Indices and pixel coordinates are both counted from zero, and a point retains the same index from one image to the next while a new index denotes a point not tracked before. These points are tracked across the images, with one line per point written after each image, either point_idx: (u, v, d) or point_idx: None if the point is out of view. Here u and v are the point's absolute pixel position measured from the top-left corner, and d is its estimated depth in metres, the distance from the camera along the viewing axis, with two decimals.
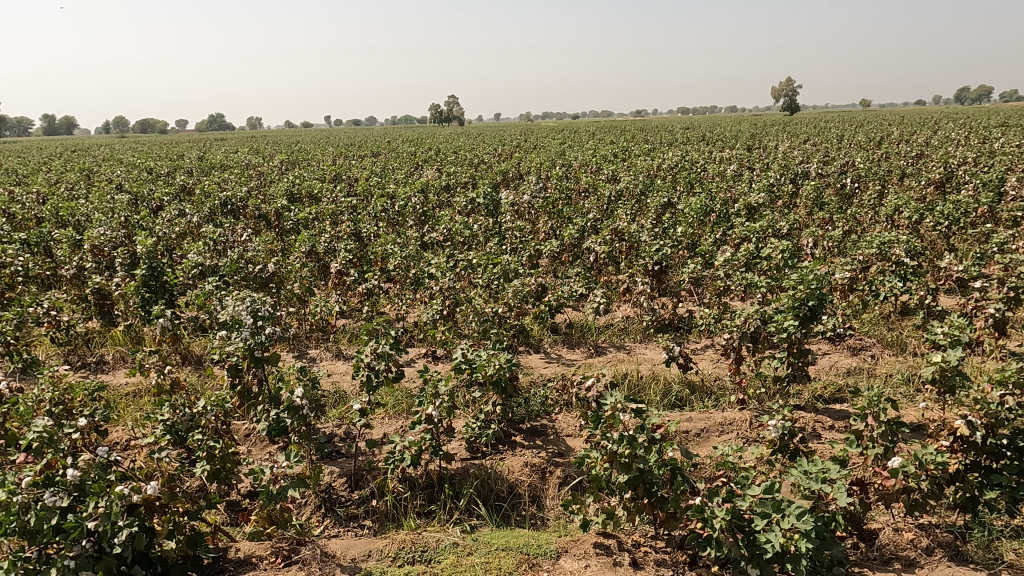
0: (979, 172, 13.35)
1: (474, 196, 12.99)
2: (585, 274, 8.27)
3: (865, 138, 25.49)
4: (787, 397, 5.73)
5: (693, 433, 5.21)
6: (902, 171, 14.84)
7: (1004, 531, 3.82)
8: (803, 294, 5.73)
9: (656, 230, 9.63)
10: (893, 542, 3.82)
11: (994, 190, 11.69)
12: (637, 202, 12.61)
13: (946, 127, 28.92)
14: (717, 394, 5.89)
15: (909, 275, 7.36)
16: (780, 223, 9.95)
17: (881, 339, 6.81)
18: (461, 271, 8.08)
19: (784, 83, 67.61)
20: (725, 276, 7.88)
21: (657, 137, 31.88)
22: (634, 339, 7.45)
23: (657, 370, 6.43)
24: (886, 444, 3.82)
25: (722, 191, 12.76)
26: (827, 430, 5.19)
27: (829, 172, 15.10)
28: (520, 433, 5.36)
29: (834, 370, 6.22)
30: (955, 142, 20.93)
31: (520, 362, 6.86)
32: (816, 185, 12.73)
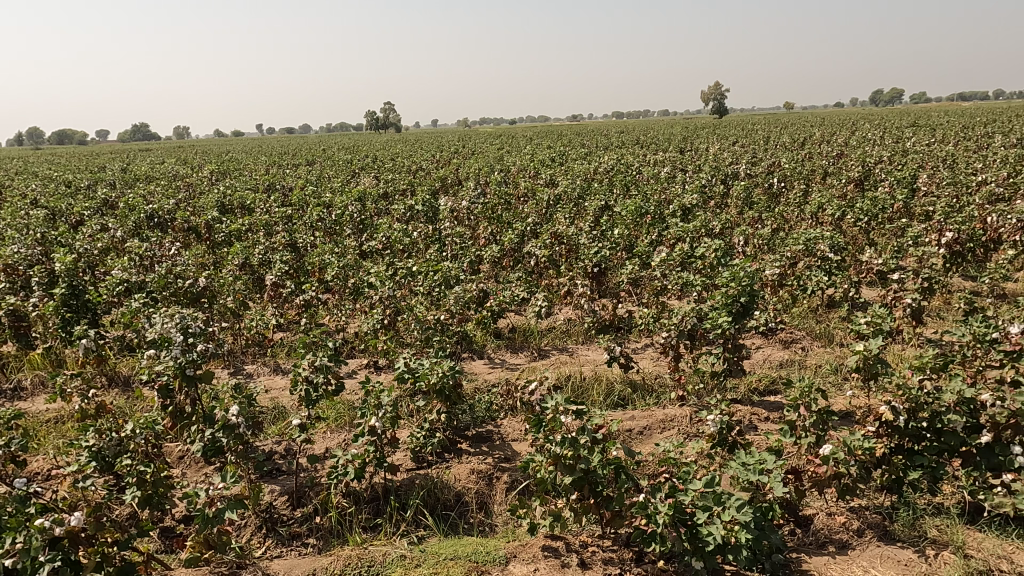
0: (894, 170, 14.14)
1: (413, 203, 12.88)
2: (526, 278, 8.32)
3: (790, 139, 26.60)
4: (725, 391, 5.89)
5: (636, 431, 5.30)
6: (824, 171, 15.55)
7: (928, 508, 4.03)
8: (736, 291, 5.94)
9: (594, 232, 9.77)
10: (827, 527, 3.98)
11: (907, 187, 12.39)
12: (574, 206, 12.77)
13: (864, 128, 30.50)
14: (658, 392, 6.01)
15: (834, 269, 7.72)
16: (713, 223, 10.27)
17: (810, 331, 7.10)
18: (402, 279, 7.99)
19: (714, 87, 69.83)
20: (662, 276, 8.07)
21: (593, 141, 32.34)
22: (577, 342, 7.53)
23: (600, 370, 6.52)
24: (817, 433, 3.98)
25: (657, 193, 13.06)
26: (763, 421, 5.37)
27: (757, 172, 15.69)
28: (466, 440, 5.33)
29: (768, 363, 6.44)
30: (872, 142, 22.10)
31: (465, 368, 6.83)
32: (745, 185, 13.20)
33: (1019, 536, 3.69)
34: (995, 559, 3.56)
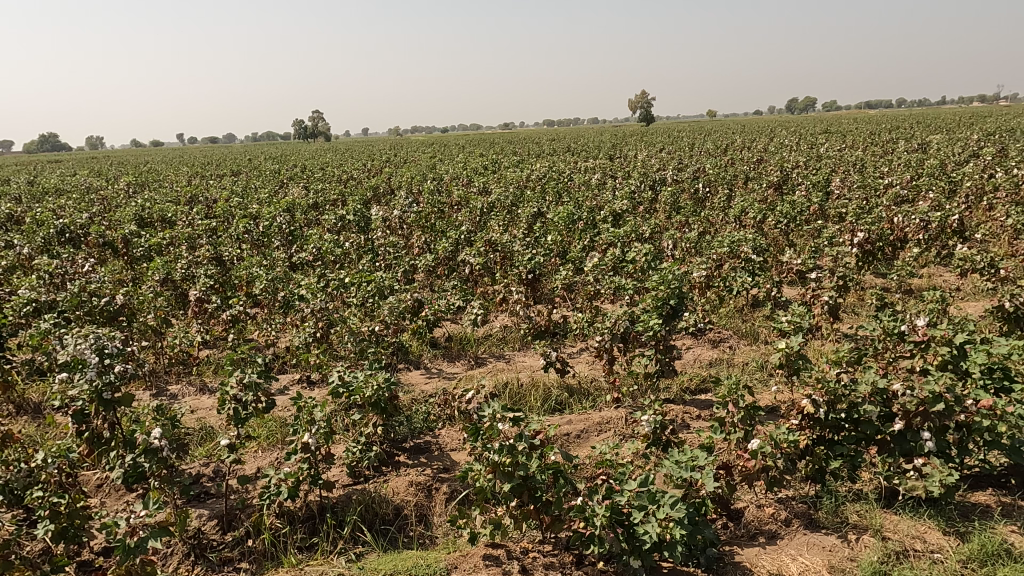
0: (809, 174, 14.88)
1: (344, 212, 12.65)
2: (461, 286, 8.30)
3: (713, 145, 27.59)
4: (658, 392, 6.04)
5: (573, 435, 5.36)
6: (745, 176, 16.19)
7: (848, 495, 4.25)
8: (665, 294, 6.11)
9: (528, 239, 9.84)
10: (757, 519, 4.13)
11: (821, 190, 13.06)
12: (508, 213, 12.84)
13: (782, 134, 31.95)
14: (594, 395, 6.10)
15: (756, 270, 8.05)
16: (642, 227, 10.53)
17: (737, 330, 7.37)
18: (334, 290, 7.82)
19: (640, 96, 71.75)
20: (595, 280, 8.20)
21: (525, 148, 32.63)
22: (513, 348, 7.56)
23: (537, 376, 6.57)
24: (745, 428, 4.13)
25: (588, 199, 13.29)
26: (695, 419, 5.52)
27: (683, 178, 16.18)
28: (404, 452, 5.26)
29: (698, 362, 6.64)
30: (789, 147, 23.19)
31: (401, 379, 6.74)
32: (672, 191, 13.59)
33: (930, 516, 3.94)
34: (909, 540, 3.78)
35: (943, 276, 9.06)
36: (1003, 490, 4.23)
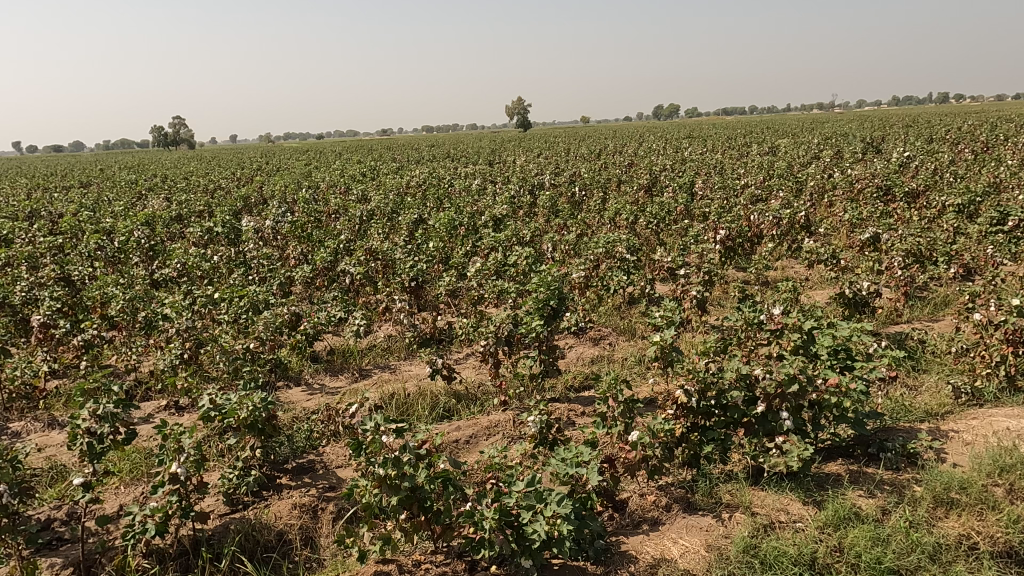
0: (675, 177, 15.79)
1: (211, 224, 11.90)
2: (342, 297, 8.05)
3: (588, 150, 28.59)
4: (543, 392, 6.16)
5: (462, 441, 5.34)
6: (618, 179, 16.91)
7: (721, 476, 4.54)
8: (545, 295, 6.25)
9: (409, 247, 9.72)
10: (640, 507, 4.31)
11: (687, 192, 13.91)
12: (388, 221, 12.62)
13: (649, 140, 33.75)
14: (482, 400, 6.12)
15: (631, 269, 8.41)
16: (523, 231, 10.71)
17: (616, 327, 7.67)
18: (202, 308, 7.32)
19: (517, 102, 73.25)
20: (478, 285, 8.24)
21: (404, 155, 32.31)
22: (399, 358, 7.42)
23: (423, 384, 6.49)
24: (625, 421, 4.30)
25: (469, 204, 13.35)
26: (579, 416, 5.69)
27: (560, 183, 16.67)
28: (286, 474, 5.01)
29: (580, 360, 6.84)
30: (657, 152, 24.54)
31: (280, 398, 6.42)
32: (551, 195, 13.95)
33: (792, 489, 4.28)
34: (775, 513, 4.08)
35: (795, 268, 9.92)
36: (851, 459, 4.69)
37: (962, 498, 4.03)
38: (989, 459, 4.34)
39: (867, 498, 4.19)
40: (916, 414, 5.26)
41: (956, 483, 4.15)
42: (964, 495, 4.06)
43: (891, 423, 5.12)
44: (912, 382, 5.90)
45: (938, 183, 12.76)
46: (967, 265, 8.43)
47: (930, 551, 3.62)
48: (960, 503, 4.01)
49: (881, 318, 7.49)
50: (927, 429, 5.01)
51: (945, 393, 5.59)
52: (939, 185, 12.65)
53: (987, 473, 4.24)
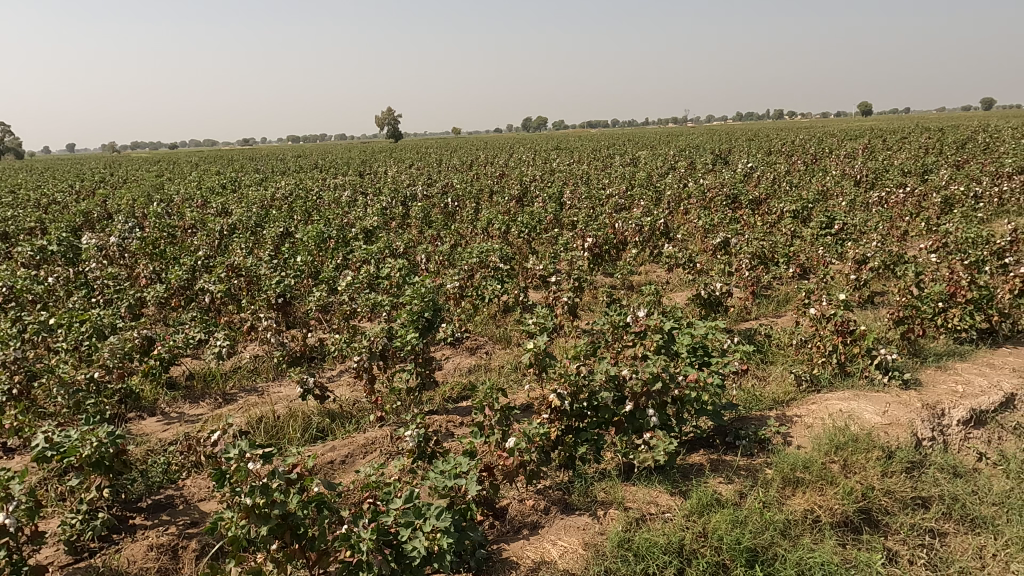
0: (544, 188, 16.27)
1: (44, 242, 10.68)
2: (201, 317, 7.52)
3: (460, 161, 28.76)
4: (420, 405, 6.09)
5: (338, 461, 5.15)
6: (490, 189, 17.14)
7: (595, 475, 4.70)
8: (419, 307, 6.19)
9: (275, 262, 9.27)
10: (520, 513, 4.36)
11: (556, 201, 14.37)
12: (252, 235, 11.96)
13: (518, 151, 34.58)
14: (357, 417, 5.95)
15: (505, 278, 8.55)
16: (396, 243, 10.57)
17: (491, 336, 7.74)
18: (36, 336, 6.54)
19: (387, 112, 72.41)
20: (350, 299, 8.01)
21: (268, 166, 30.84)
22: (266, 380, 7.05)
23: (294, 405, 6.19)
24: (503, 428, 4.36)
25: (339, 216, 12.96)
26: (457, 427, 5.68)
27: (433, 194, 16.61)
28: (141, 513, 4.59)
29: (457, 371, 6.84)
30: (527, 163, 25.16)
31: (132, 430, 5.88)
32: (423, 206, 13.87)
33: (660, 482, 4.51)
34: (645, 506, 4.29)
35: (657, 272, 10.53)
36: (711, 449, 5.02)
37: (806, 476, 4.46)
38: (826, 439, 4.84)
39: (727, 484, 4.51)
40: (765, 403, 5.75)
41: (800, 463, 4.57)
42: (807, 474, 4.49)
43: (745, 413, 5.56)
44: (761, 373, 6.45)
45: (776, 191, 14.07)
46: (803, 265, 9.36)
47: (781, 527, 3.98)
48: (804, 481, 4.43)
49: (733, 316, 8.13)
50: (775, 416, 5.49)
51: (789, 381, 6.16)
52: (778, 193, 13.96)
53: (825, 451, 4.72)
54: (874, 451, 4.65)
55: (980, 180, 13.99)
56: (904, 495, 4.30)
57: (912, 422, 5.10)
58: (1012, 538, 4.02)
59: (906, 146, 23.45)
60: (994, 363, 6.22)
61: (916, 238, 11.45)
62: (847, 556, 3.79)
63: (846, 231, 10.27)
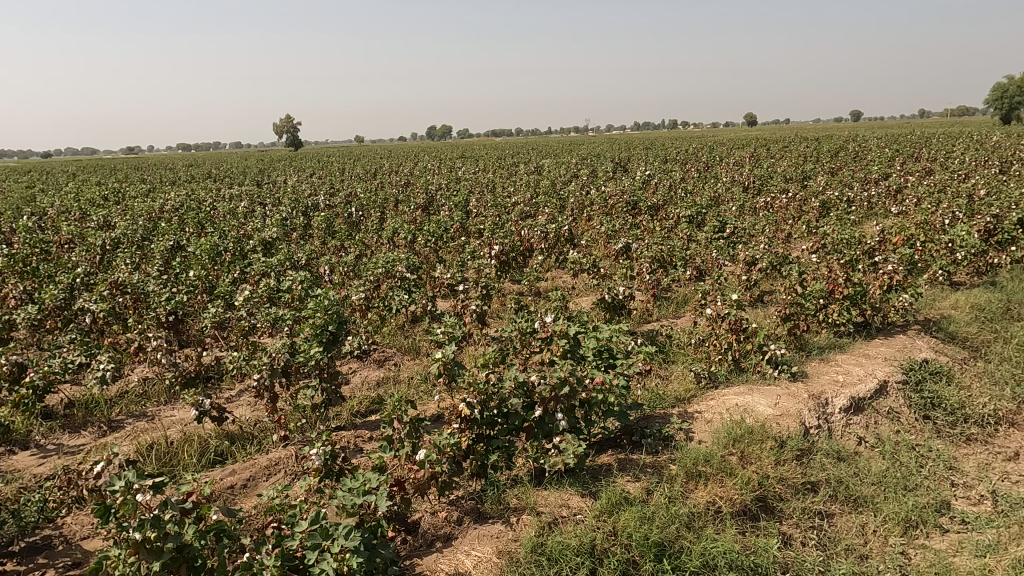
0: (450, 196, 16.23)
1: None
2: (81, 339, 6.94)
3: (363, 169, 28.19)
4: (327, 422, 5.90)
5: (239, 485, 4.89)
6: (395, 198, 16.91)
7: (507, 482, 4.71)
8: (323, 320, 5.99)
9: (165, 277, 8.71)
10: (433, 526, 4.30)
11: (462, 210, 14.37)
12: (138, 250, 11.20)
13: (423, 160, 34.37)
14: (259, 438, 5.69)
15: (412, 287, 8.43)
16: (297, 255, 10.20)
17: (399, 348, 7.62)
18: None
19: (285, 119, 70.16)
20: (249, 314, 7.64)
21: (155, 175, 28.99)
22: (157, 404, 6.59)
23: (189, 429, 5.82)
24: (412, 441, 4.28)
25: (235, 228, 12.37)
26: (366, 442, 5.54)
27: (335, 203, 16.19)
28: (13, 558, 4.16)
29: (365, 384, 6.67)
30: (432, 171, 25.03)
31: (1, 467, 5.33)
32: (325, 216, 13.48)
33: (570, 484, 4.58)
34: (557, 509, 4.33)
35: (563, 278, 10.74)
36: (619, 448, 5.16)
37: (707, 469, 4.65)
38: (725, 432, 5.07)
39: (634, 482, 4.63)
40: (668, 401, 5.97)
41: (701, 457, 4.77)
42: (708, 467, 4.68)
43: (649, 412, 5.75)
44: (663, 373, 6.70)
45: (672, 198, 14.70)
46: (699, 267, 9.82)
47: (686, 520, 4.13)
48: (706, 474, 4.63)
49: (636, 319, 8.40)
50: (678, 413, 5.71)
51: (689, 379, 6.44)
52: (674, 200, 14.60)
53: (724, 444, 4.94)
54: (767, 442, 4.92)
55: (852, 186, 15.23)
56: (795, 482, 4.58)
57: (800, 412, 5.44)
58: (889, 513, 4.38)
59: (788, 154, 25.19)
60: (870, 354, 6.76)
61: (799, 240, 12.29)
62: (747, 543, 3.99)
63: (736, 235, 10.87)
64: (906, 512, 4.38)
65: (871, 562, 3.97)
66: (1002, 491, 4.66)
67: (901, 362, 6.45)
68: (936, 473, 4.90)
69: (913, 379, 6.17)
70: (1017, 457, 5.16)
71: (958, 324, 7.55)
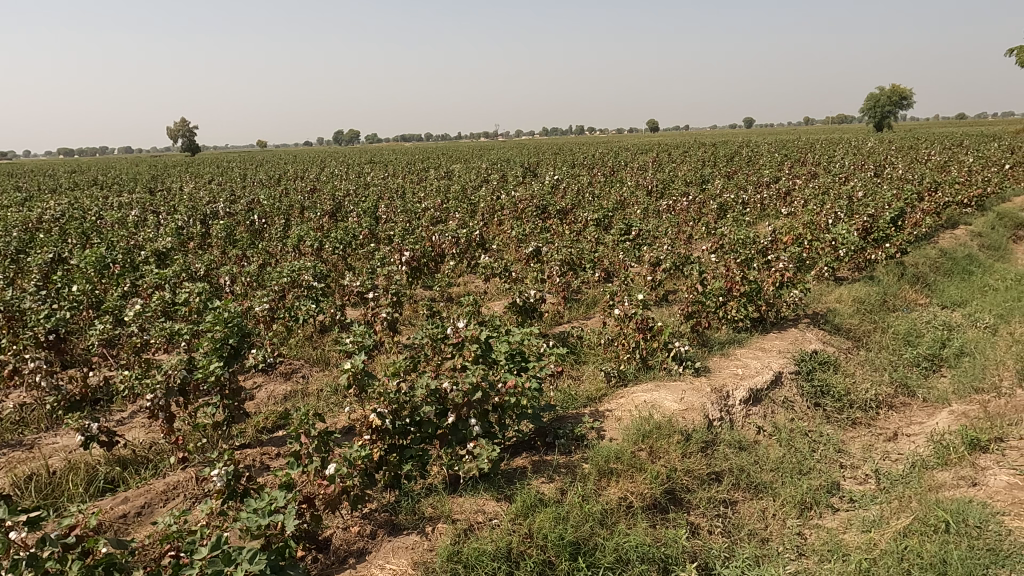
0: (359, 203, 15.91)
1: None
2: None
3: (266, 175, 27.12)
4: (230, 441, 5.61)
5: (132, 514, 4.57)
6: (301, 204, 16.38)
7: (422, 491, 4.63)
8: (223, 334, 5.69)
9: (43, 293, 8.02)
10: (345, 542, 4.17)
11: (371, 216, 14.11)
12: (12, 264, 10.26)
13: (330, 165, 33.48)
14: (155, 462, 5.34)
15: (319, 297, 8.19)
16: (195, 265, 9.67)
17: (308, 359, 7.37)
18: None
19: (180, 123, 66.53)
20: (141, 330, 7.15)
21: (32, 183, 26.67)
22: (37, 431, 6.05)
23: (74, 456, 5.38)
24: (321, 455, 4.14)
25: (125, 238, 11.58)
26: (273, 460, 5.31)
27: (237, 211, 15.48)
28: None
29: (272, 399, 6.41)
30: (339, 177, 24.44)
31: None
32: (225, 224, 12.85)
33: (485, 489, 4.57)
34: (473, 515, 4.31)
35: (475, 283, 10.74)
36: (533, 451, 5.20)
37: (618, 466, 4.76)
38: (634, 429, 5.21)
39: (549, 483, 4.67)
40: (581, 401, 6.08)
41: (612, 455, 4.88)
42: (619, 464, 4.80)
43: (562, 412, 5.84)
44: (575, 373, 6.83)
45: (580, 202, 15.02)
46: (607, 269, 10.09)
47: (599, 517, 4.21)
48: (617, 471, 4.73)
49: (547, 321, 8.52)
50: (590, 412, 5.83)
51: (600, 378, 6.58)
52: (582, 204, 14.95)
53: (634, 441, 5.08)
54: (674, 435, 5.09)
55: (746, 189, 16.12)
56: (700, 473, 4.77)
57: (704, 406, 5.68)
58: (786, 497, 4.65)
59: (688, 159, 26.35)
60: (765, 347, 7.15)
61: (699, 241, 12.87)
62: (657, 535, 4.12)
63: (641, 237, 11.25)
64: (801, 495, 4.67)
65: (772, 544, 4.19)
66: (884, 468, 5.06)
67: (794, 354, 6.87)
68: (826, 456, 5.25)
69: (804, 368, 6.59)
70: (895, 437, 5.61)
71: (842, 316, 8.12)
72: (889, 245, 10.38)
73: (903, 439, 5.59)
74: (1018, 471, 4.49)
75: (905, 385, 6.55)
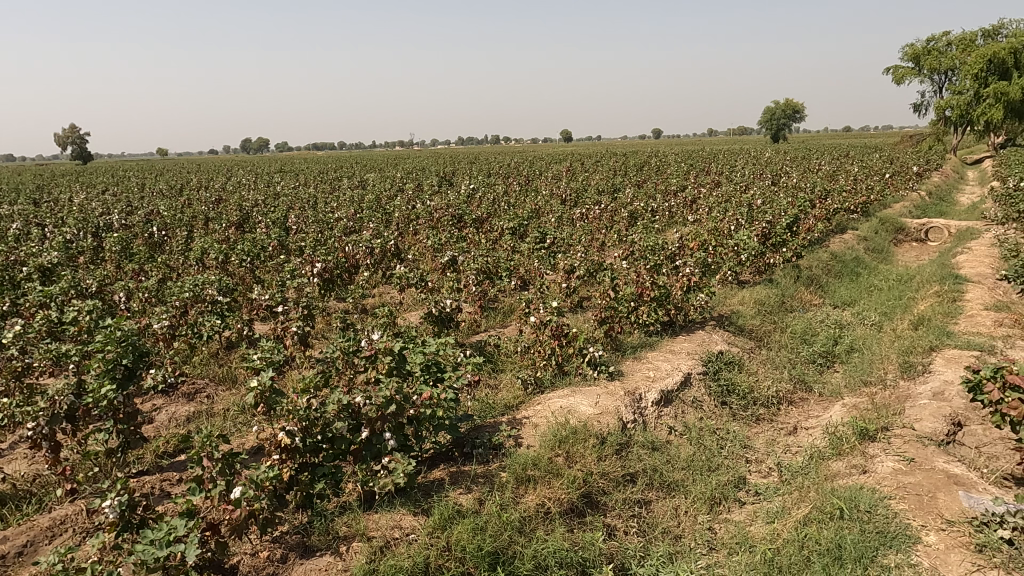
0: (267, 213, 15.35)
1: None
2: None
3: (167, 185, 25.72)
4: (126, 468, 5.24)
5: (12, 554, 4.18)
6: (205, 214, 15.62)
7: (335, 510, 4.48)
8: (116, 354, 5.30)
9: None
10: (253, 568, 3.97)
11: (281, 227, 13.64)
12: None
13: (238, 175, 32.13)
14: (40, 496, 4.92)
15: (224, 311, 7.81)
16: (85, 281, 9.01)
17: (212, 378, 7.01)
18: None
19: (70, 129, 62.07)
20: (22, 353, 6.58)
21: None
22: None
23: None
24: (226, 478, 3.92)
25: (4, 252, 10.64)
26: (174, 486, 5.00)
27: (133, 223, 14.57)
28: None
29: (173, 421, 6.05)
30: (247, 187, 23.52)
31: None
32: (120, 237, 12.06)
33: (402, 504, 4.49)
34: (389, 531, 4.20)
35: (390, 293, 10.57)
36: (451, 462, 5.16)
37: (536, 472, 4.78)
38: (551, 435, 5.24)
39: (466, 494, 4.63)
40: (498, 410, 6.10)
41: (530, 462, 4.89)
42: (536, 470, 4.81)
43: (480, 421, 5.83)
44: (492, 382, 6.84)
45: (495, 211, 15.09)
46: (522, 277, 10.17)
47: (517, 524, 4.22)
48: (534, 477, 4.75)
49: (464, 331, 8.48)
50: (507, 421, 5.84)
51: (517, 385, 6.62)
52: (497, 213, 15.03)
53: (551, 446, 5.11)
54: (590, 439, 5.17)
55: (654, 198, 16.71)
56: (616, 475, 4.87)
57: (618, 409, 5.80)
58: (697, 494, 4.82)
59: (601, 168, 27.08)
60: (674, 349, 7.41)
61: (612, 249, 13.20)
62: (575, 539, 4.17)
63: (556, 245, 11.40)
64: (711, 491, 4.85)
65: (684, 540, 4.33)
66: (785, 461, 5.34)
67: (701, 355, 7.14)
68: (733, 452, 5.48)
69: (711, 369, 6.87)
70: (795, 431, 5.94)
71: (745, 318, 8.52)
72: (786, 250, 11.01)
73: (802, 432, 5.92)
74: (902, 457, 4.83)
75: (803, 381, 6.96)
